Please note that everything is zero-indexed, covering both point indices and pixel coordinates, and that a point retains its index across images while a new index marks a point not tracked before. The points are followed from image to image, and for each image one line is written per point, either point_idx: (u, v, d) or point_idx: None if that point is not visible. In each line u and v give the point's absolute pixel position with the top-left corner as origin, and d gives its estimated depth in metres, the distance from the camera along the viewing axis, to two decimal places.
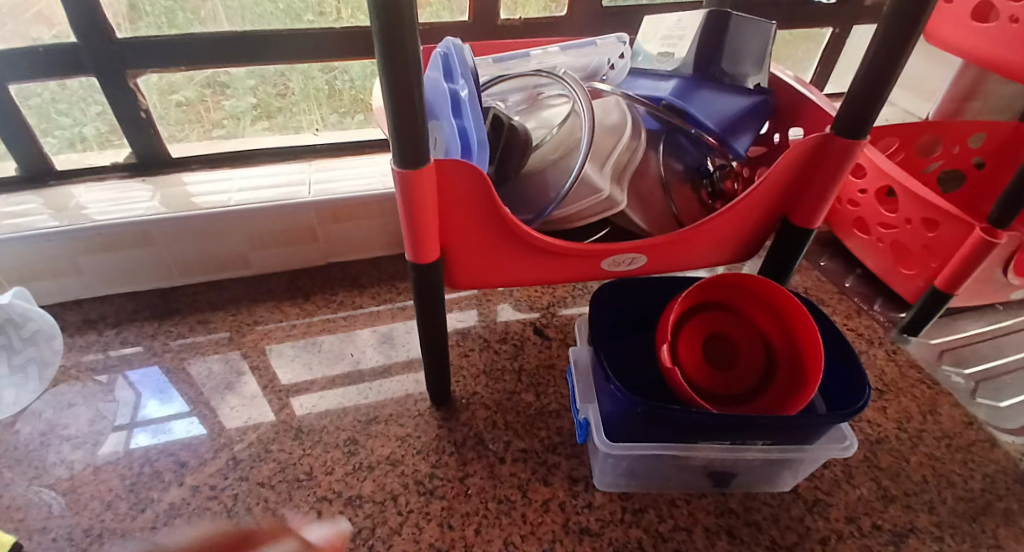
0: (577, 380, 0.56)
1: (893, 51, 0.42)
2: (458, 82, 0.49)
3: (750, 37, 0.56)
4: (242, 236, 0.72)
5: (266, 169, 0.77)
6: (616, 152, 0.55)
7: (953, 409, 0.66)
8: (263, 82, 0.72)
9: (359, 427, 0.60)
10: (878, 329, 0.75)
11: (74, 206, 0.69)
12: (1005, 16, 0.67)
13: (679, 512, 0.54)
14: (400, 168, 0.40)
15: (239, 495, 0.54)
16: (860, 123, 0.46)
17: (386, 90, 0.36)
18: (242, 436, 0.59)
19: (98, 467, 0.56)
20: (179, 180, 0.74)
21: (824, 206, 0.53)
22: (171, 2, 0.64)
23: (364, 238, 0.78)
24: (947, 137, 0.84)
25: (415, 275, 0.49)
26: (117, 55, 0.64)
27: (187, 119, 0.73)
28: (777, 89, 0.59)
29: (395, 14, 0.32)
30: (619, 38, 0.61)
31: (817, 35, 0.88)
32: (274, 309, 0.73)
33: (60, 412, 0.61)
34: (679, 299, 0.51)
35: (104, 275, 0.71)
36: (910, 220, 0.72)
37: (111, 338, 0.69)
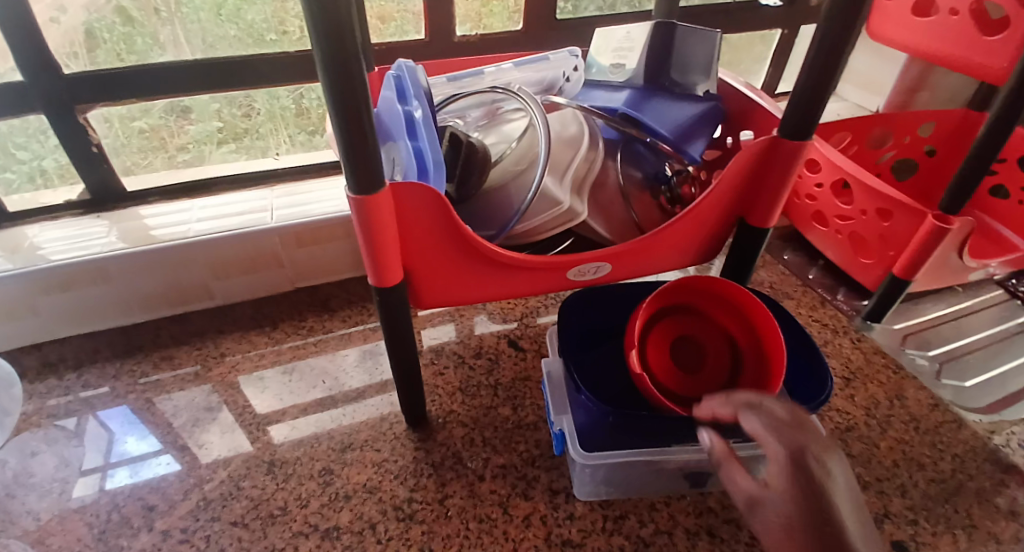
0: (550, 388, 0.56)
1: (832, 53, 0.43)
2: (412, 103, 0.49)
3: (698, 45, 0.58)
4: (206, 266, 0.71)
5: (228, 197, 0.76)
6: (575, 163, 0.56)
7: (919, 392, 0.68)
8: (227, 105, 0.72)
9: (333, 456, 0.59)
10: (842, 319, 0.77)
11: (29, 247, 0.67)
12: (945, 9, 0.70)
13: (660, 516, 0.54)
14: (356, 196, 0.40)
15: (210, 536, 0.53)
16: (804, 125, 0.48)
17: (337, 124, 0.37)
18: (212, 474, 0.58)
19: (65, 516, 0.54)
20: (135, 213, 0.72)
21: (778, 205, 0.54)
22: (128, 28, 0.63)
23: (331, 260, 0.77)
24: (897, 129, 0.86)
25: (380, 299, 0.49)
26: (70, 91, 0.63)
27: (149, 146, 0.72)
28: (727, 95, 0.61)
29: (341, 47, 0.33)
30: (571, 52, 0.63)
31: (768, 36, 0.90)
32: (242, 339, 0.72)
33: (24, 461, 0.59)
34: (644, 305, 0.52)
35: (64, 316, 0.69)
36: (865, 211, 0.73)
37: (72, 381, 0.67)
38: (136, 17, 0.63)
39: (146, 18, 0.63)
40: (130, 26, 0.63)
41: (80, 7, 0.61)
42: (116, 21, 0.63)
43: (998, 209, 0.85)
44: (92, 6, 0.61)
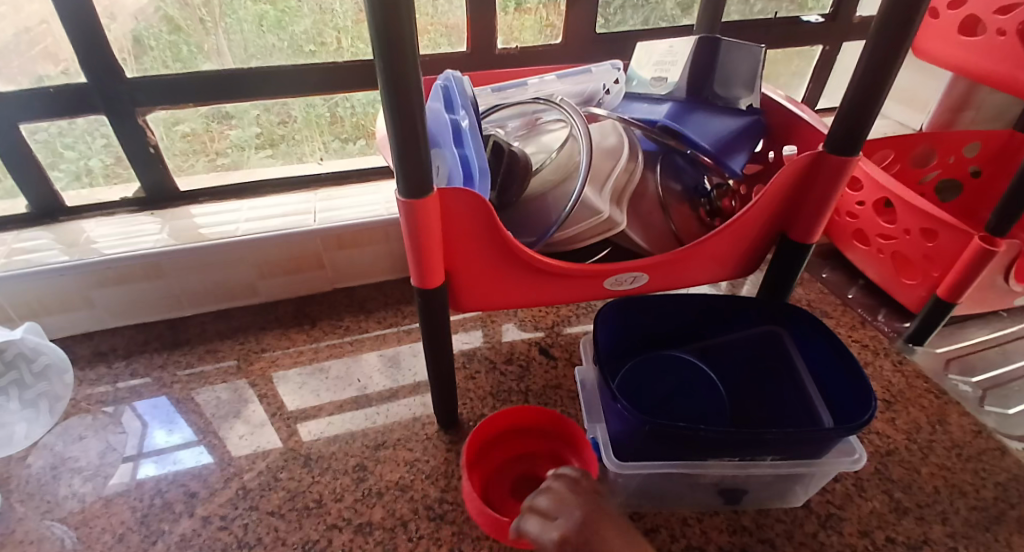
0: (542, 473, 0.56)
1: (880, 68, 0.43)
2: (458, 113, 0.51)
3: (742, 60, 0.58)
4: (249, 265, 0.73)
5: (272, 199, 0.78)
6: (614, 174, 0.56)
7: (962, 418, 0.66)
8: (266, 111, 0.74)
9: (367, 453, 0.60)
10: (882, 340, 0.75)
11: (85, 240, 0.70)
12: (992, 29, 0.69)
13: (693, 531, 0.54)
14: (405, 198, 0.42)
15: (248, 525, 0.54)
16: (851, 140, 0.48)
17: (390, 119, 0.37)
18: (251, 465, 0.59)
19: (108, 500, 0.56)
20: (187, 212, 0.75)
21: (820, 220, 0.53)
22: (175, 37, 0.66)
23: (368, 262, 0.79)
24: (941, 148, 0.85)
25: (421, 300, 0.50)
26: (127, 94, 0.66)
27: (191, 148, 0.74)
28: (770, 108, 0.61)
29: (400, 55, 0.34)
30: (613, 65, 0.64)
31: (807, 53, 0.89)
32: (280, 336, 0.74)
33: (70, 445, 0.62)
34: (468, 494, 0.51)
35: (113, 308, 0.72)
36: (909, 230, 0.72)
37: (120, 370, 0.70)
38: (183, 27, 0.66)
39: (193, 28, 0.66)
40: (178, 35, 0.66)
41: (130, 15, 0.64)
42: (163, 30, 0.65)
43: None
44: (141, 15, 0.64)
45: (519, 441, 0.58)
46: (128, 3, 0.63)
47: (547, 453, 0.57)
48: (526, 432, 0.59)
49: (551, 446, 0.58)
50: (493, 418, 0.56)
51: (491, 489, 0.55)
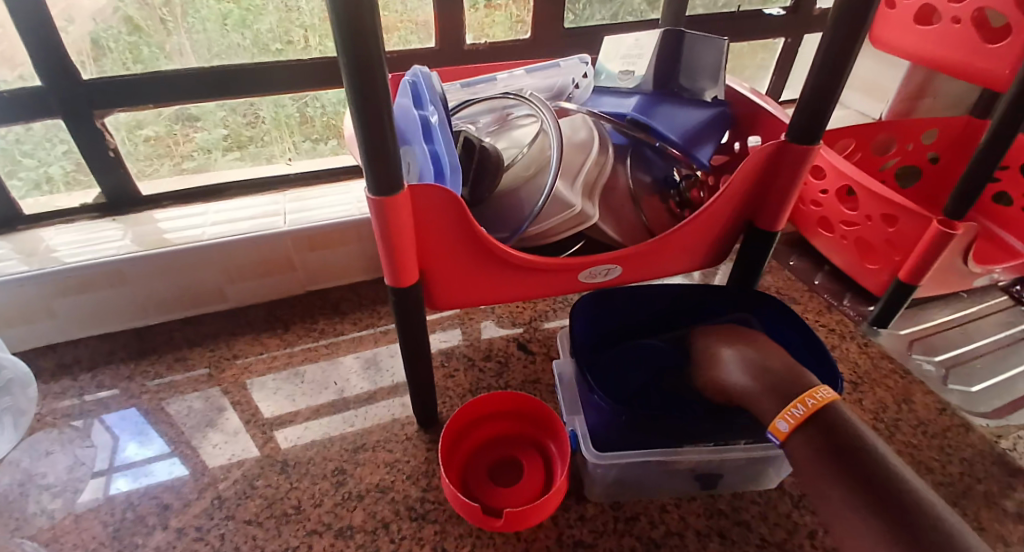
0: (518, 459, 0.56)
1: (838, 57, 0.44)
2: (428, 108, 0.51)
3: (707, 51, 0.58)
4: (219, 270, 0.72)
5: (241, 202, 0.77)
6: (586, 167, 0.57)
7: (926, 397, 0.68)
8: (233, 113, 0.72)
9: (346, 455, 0.60)
10: (849, 324, 0.77)
11: (44, 250, 0.68)
12: (947, 17, 0.71)
13: (670, 517, 0.55)
14: (375, 197, 0.41)
15: (226, 535, 0.53)
16: (814, 127, 0.49)
17: (357, 117, 0.37)
18: (225, 474, 0.58)
19: (79, 516, 0.55)
20: (150, 218, 0.73)
21: (785, 209, 0.55)
22: (135, 38, 0.64)
23: (342, 263, 0.78)
24: (900, 136, 0.87)
25: (395, 299, 0.49)
26: (84, 97, 0.64)
27: (156, 153, 0.72)
28: (734, 100, 0.62)
29: (364, 51, 0.34)
30: (581, 59, 0.65)
31: (770, 45, 0.91)
32: (254, 341, 0.72)
33: (37, 461, 0.60)
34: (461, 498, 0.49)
35: (78, 319, 0.70)
36: (871, 217, 0.74)
37: (86, 382, 0.68)
38: (143, 27, 0.64)
39: (154, 28, 0.64)
40: (138, 36, 0.64)
41: (87, 17, 0.62)
42: (122, 31, 0.64)
43: (1003, 216, 0.85)
44: (100, 16, 0.62)
45: (481, 430, 0.58)
46: (87, 3, 0.61)
47: (522, 439, 0.58)
48: (501, 417, 0.59)
49: (525, 432, 0.58)
50: (460, 414, 0.56)
51: (472, 488, 0.54)
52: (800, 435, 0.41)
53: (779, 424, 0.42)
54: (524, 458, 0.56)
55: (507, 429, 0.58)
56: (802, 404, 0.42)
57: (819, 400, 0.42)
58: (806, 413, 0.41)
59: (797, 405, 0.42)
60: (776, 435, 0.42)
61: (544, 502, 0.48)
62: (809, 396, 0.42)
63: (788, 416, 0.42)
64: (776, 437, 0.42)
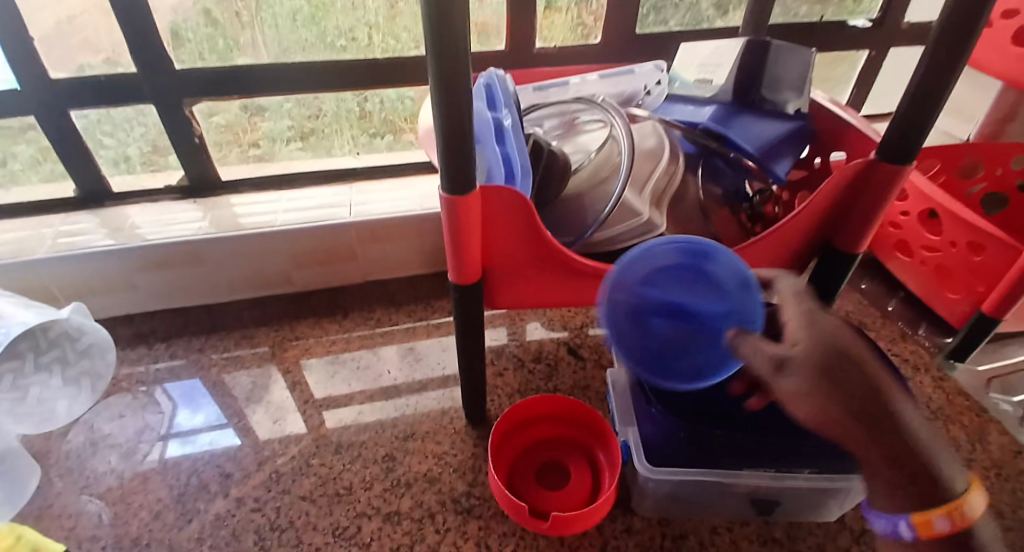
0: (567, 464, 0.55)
1: (938, 75, 0.42)
2: (501, 111, 0.51)
3: (792, 64, 0.57)
4: (284, 255, 0.74)
5: (308, 191, 0.79)
6: (655, 176, 0.56)
7: (1002, 436, 0.64)
8: (298, 105, 0.74)
9: (396, 443, 0.61)
10: (923, 355, 0.73)
11: (129, 226, 0.72)
12: None
13: (722, 540, 0.53)
14: (448, 194, 0.42)
15: (280, 507, 0.55)
16: (903, 152, 0.47)
17: (439, 118, 0.38)
18: (283, 449, 0.60)
19: (145, 476, 0.58)
20: (227, 202, 0.76)
21: (867, 230, 0.52)
22: (212, 30, 0.67)
23: (401, 256, 0.79)
24: (987, 159, 0.82)
25: (457, 295, 0.50)
26: (174, 86, 0.67)
27: (225, 140, 0.75)
28: (817, 113, 0.59)
29: (452, 51, 0.34)
30: (657, 65, 0.63)
31: (851, 58, 0.87)
32: (314, 325, 0.75)
33: (110, 423, 0.64)
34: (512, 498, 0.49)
35: (155, 293, 0.74)
36: (955, 243, 0.70)
37: (160, 351, 0.71)
38: (220, 20, 0.67)
39: (229, 22, 0.67)
40: (214, 28, 0.67)
41: (168, 9, 0.64)
42: (200, 23, 0.66)
43: None
44: (180, 7, 0.65)
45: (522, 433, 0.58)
46: None
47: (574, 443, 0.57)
48: (556, 420, 0.58)
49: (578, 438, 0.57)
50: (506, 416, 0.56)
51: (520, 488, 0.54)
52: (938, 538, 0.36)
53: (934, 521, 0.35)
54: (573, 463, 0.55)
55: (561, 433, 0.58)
56: (960, 519, 0.35)
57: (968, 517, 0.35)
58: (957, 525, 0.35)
59: (943, 517, 0.35)
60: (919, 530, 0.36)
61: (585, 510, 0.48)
62: (967, 507, 0.35)
63: (952, 522, 0.35)
64: (919, 532, 0.36)
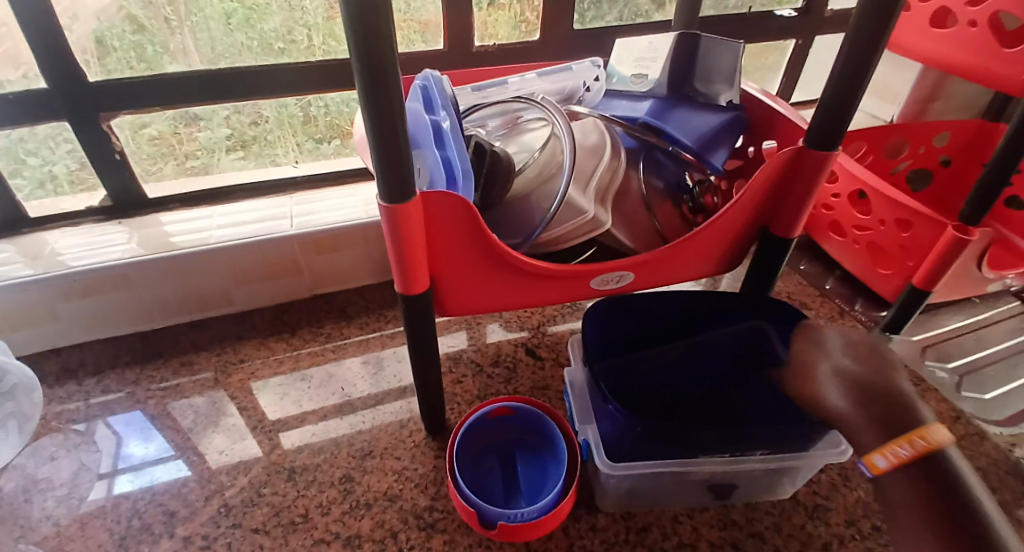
0: (517, 470, 0.56)
1: (860, 61, 0.43)
2: (439, 113, 0.49)
3: (720, 55, 0.58)
4: (225, 273, 0.71)
5: (247, 205, 0.76)
6: (598, 173, 0.56)
7: (940, 404, 0.67)
8: (237, 113, 0.71)
9: (354, 463, 0.59)
10: (862, 330, 0.76)
11: (49, 253, 0.67)
12: (963, 20, 0.69)
13: (683, 528, 0.54)
14: (386, 203, 0.40)
15: (232, 543, 0.53)
16: (829, 137, 0.48)
17: (368, 119, 0.36)
18: (232, 481, 0.58)
19: (84, 521, 0.54)
20: (157, 220, 0.73)
21: (802, 213, 0.53)
22: (139, 37, 0.63)
23: (349, 267, 0.77)
24: (911, 139, 0.86)
25: (405, 306, 0.49)
26: (91, 100, 0.63)
27: (159, 152, 0.71)
28: (748, 104, 0.61)
29: (379, 56, 0.33)
30: (593, 62, 0.64)
31: (781, 47, 0.90)
32: (260, 345, 0.72)
33: (41, 466, 0.59)
34: (468, 506, 0.50)
35: (84, 322, 0.70)
36: (884, 221, 0.73)
37: (92, 386, 0.67)
38: (147, 26, 0.63)
39: (158, 27, 0.63)
40: (141, 35, 0.63)
41: (91, 16, 0.61)
42: (126, 29, 0.63)
43: (1013, 220, 0.83)
44: (103, 15, 0.61)
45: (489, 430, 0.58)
46: (90, 2, 0.60)
47: (523, 447, 0.58)
48: (509, 423, 0.59)
49: (527, 441, 0.58)
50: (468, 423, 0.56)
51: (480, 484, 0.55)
52: (899, 474, 0.39)
53: (877, 459, 0.40)
54: (524, 467, 0.56)
55: (511, 438, 0.59)
56: (909, 445, 0.38)
57: (931, 444, 0.38)
58: (911, 454, 0.38)
59: (903, 443, 0.39)
60: (871, 467, 0.40)
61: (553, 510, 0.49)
62: (920, 436, 0.38)
63: (890, 453, 0.39)
64: (870, 469, 0.40)
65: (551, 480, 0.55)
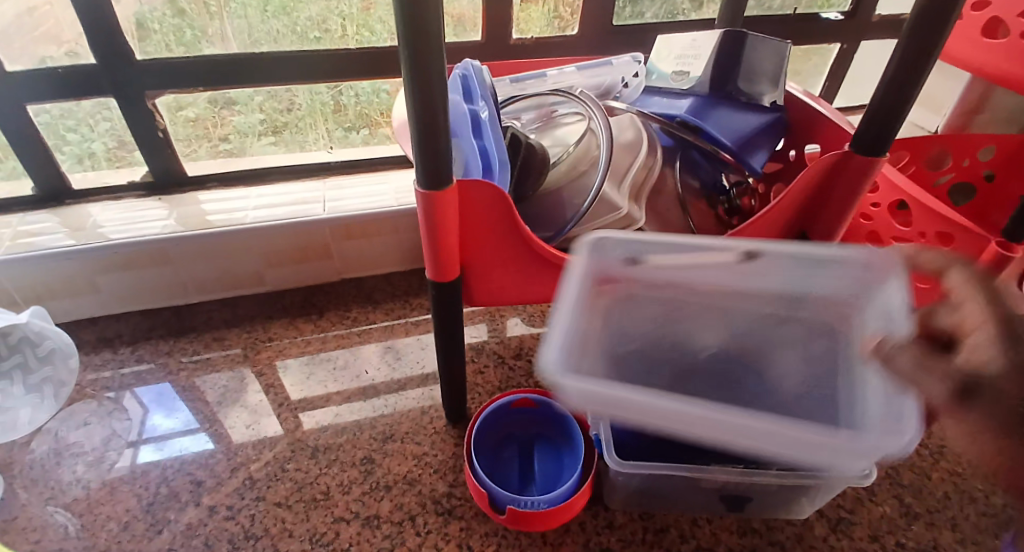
0: (534, 460, 0.57)
1: (912, 66, 0.42)
2: (478, 103, 0.50)
3: (765, 54, 0.57)
4: (256, 253, 0.72)
5: (280, 187, 0.77)
6: (633, 169, 0.55)
7: None
8: (271, 98, 0.72)
9: (375, 445, 0.60)
10: None
11: (90, 225, 0.69)
12: (1015, 32, 0.67)
13: (702, 532, 0.54)
14: (424, 189, 0.41)
15: (255, 516, 0.53)
16: (877, 141, 0.47)
17: (411, 105, 0.36)
18: (257, 455, 0.59)
19: (113, 486, 0.56)
20: (194, 199, 0.74)
21: (842, 220, 0.52)
22: (179, 20, 0.64)
23: (376, 254, 0.78)
24: (954, 150, 0.83)
25: (434, 292, 0.49)
26: (133, 78, 0.65)
27: (195, 134, 0.73)
28: (791, 105, 0.60)
29: (424, 43, 0.33)
30: (634, 57, 0.63)
31: (824, 51, 0.88)
32: (288, 325, 0.73)
33: (74, 431, 0.61)
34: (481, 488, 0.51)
35: (120, 293, 0.71)
36: (924, 234, 0.71)
37: (126, 355, 0.69)
38: (187, 10, 0.64)
39: (197, 12, 0.65)
40: (182, 19, 0.64)
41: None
42: (166, 14, 0.64)
43: None
44: None
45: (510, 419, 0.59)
46: None
47: (542, 440, 0.59)
48: (530, 415, 0.59)
49: (547, 434, 0.59)
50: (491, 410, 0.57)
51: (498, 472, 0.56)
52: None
53: None
54: (541, 460, 0.57)
55: (532, 431, 0.59)
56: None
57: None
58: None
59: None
60: None
61: (563, 503, 0.49)
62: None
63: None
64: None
65: (568, 473, 0.55)
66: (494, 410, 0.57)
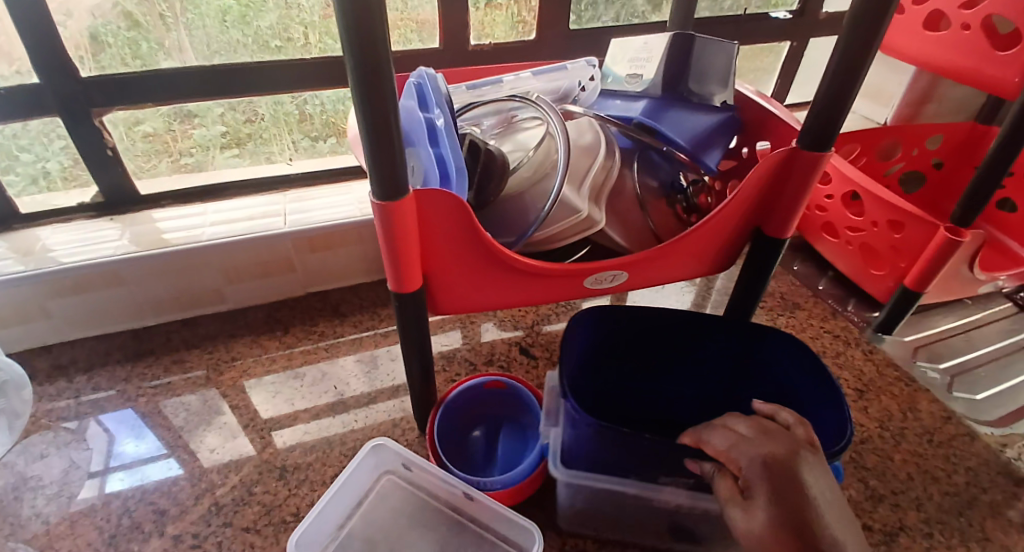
0: (501, 441, 0.59)
1: (853, 59, 0.43)
2: (433, 111, 0.49)
3: (715, 56, 0.58)
4: (217, 270, 0.71)
5: (240, 202, 0.76)
6: (592, 171, 0.56)
7: (931, 405, 0.67)
8: (231, 110, 0.71)
9: (346, 461, 0.59)
10: (854, 330, 0.76)
11: (40, 249, 0.67)
12: (956, 23, 0.70)
13: None
14: (379, 200, 0.40)
15: (223, 542, 0.52)
16: (824, 136, 0.48)
17: (361, 113, 0.36)
18: (224, 479, 0.57)
19: (74, 520, 0.54)
20: (150, 217, 0.72)
21: (796, 215, 0.54)
22: (134, 33, 0.63)
23: (343, 266, 0.77)
24: (905, 141, 0.86)
25: (397, 306, 0.49)
26: (82, 95, 0.63)
27: (153, 149, 0.71)
28: (742, 104, 0.61)
29: (373, 50, 0.32)
30: (588, 61, 0.64)
31: (776, 48, 0.90)
32: (252, 343, 0.72)
33: (32, 463, 0.59)
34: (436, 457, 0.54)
35: (73, 319, 0.69)
36: (877, 222, 0.74)
37: (82, 384, 0.67)
38: (142, 22, 0.63)
39: (152, 23, 0.63)
40: (137, 31, 0.63)
41: (85, 11, 0.60)
42: (121, 26, 0.62)
43: (1006, 222, 0.84)
44: (98, 10, 0.61)
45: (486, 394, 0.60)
46: None
47: (515, 423, 0.60)
48: (506, 397, 0.61)
49: (520, 420, 0.60)
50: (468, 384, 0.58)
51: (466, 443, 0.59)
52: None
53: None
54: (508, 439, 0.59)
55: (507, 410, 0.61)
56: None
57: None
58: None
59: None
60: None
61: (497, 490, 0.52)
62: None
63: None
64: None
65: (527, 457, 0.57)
66: (469, 389, 0.59)
